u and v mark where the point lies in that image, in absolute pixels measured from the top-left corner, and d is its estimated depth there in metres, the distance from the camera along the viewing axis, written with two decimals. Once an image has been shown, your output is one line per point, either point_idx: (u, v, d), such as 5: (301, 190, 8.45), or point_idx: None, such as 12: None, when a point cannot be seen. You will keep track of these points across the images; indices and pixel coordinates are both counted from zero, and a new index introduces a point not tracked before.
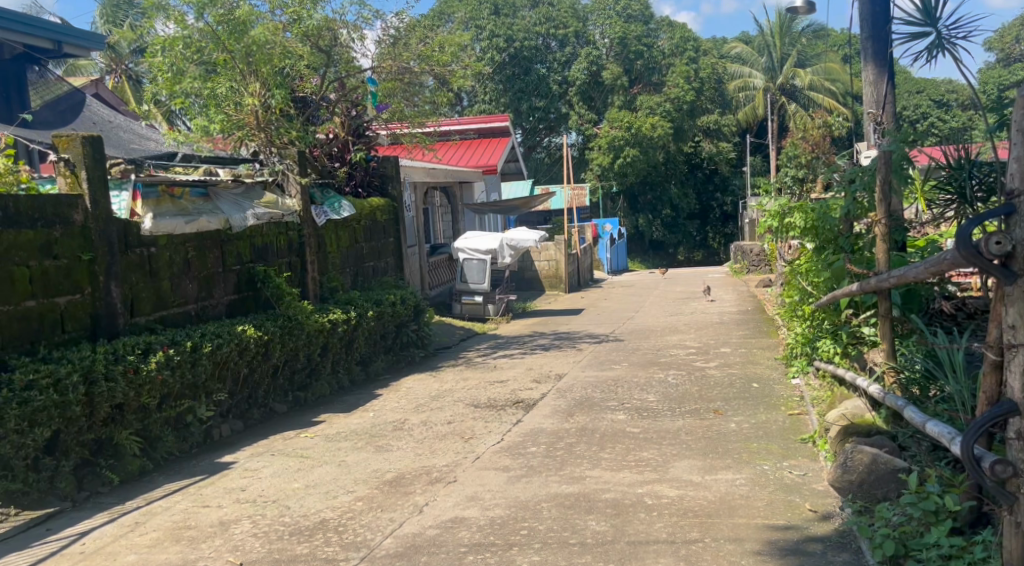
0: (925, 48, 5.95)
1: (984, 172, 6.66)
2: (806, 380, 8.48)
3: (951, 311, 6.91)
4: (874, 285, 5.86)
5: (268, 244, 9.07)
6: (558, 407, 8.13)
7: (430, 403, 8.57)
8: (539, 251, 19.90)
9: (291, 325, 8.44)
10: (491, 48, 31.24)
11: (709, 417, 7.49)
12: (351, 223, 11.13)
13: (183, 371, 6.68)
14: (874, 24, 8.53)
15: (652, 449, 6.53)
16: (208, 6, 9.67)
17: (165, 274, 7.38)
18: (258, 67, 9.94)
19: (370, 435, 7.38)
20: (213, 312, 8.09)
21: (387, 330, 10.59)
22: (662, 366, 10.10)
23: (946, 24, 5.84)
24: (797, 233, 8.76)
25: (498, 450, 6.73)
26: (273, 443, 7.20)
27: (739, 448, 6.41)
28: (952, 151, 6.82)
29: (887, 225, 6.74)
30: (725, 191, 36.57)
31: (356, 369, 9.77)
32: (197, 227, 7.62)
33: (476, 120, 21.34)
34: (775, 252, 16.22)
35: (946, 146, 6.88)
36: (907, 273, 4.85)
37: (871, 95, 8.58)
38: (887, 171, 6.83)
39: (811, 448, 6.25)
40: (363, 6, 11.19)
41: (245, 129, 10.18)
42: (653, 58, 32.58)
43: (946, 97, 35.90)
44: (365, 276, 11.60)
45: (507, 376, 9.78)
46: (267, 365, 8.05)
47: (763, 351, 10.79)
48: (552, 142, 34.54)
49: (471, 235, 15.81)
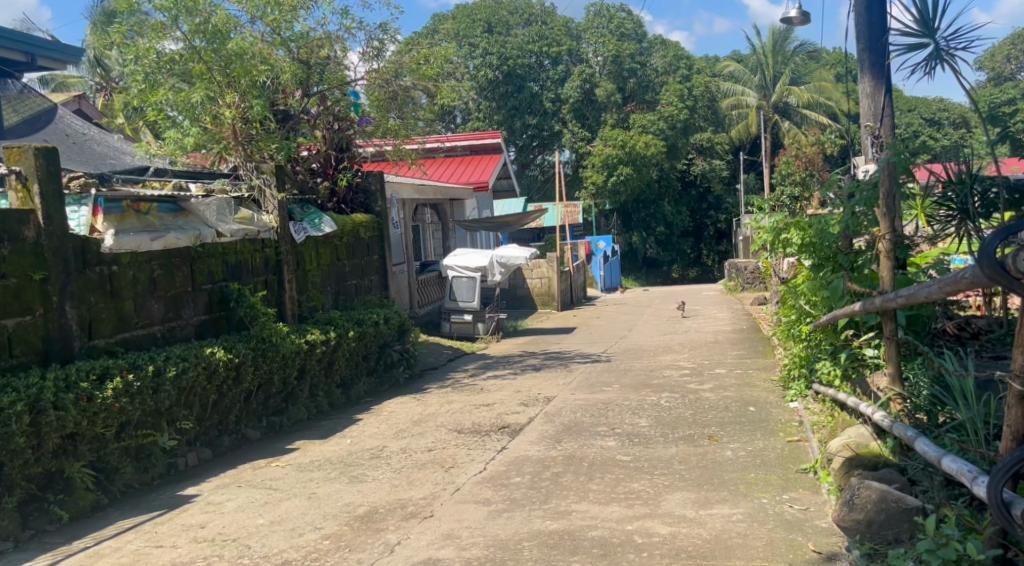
0: (923, 60, 5.83)
1: (984, 188, 6.47)
2: (805, 404, 8.10)
3: (954, 331, 6.61)
4: (879, 306, 5.48)
5: (242, 261, 8.65)
6: (546, 433, 7.73)
7: (412, 429, 8.15)
8: (531, 269, 19.50)
9: (264, 347, 8.06)
10: (484, 66, 30.96)
11: (704, 443, 7.10)
12: (333, 240, 10.75)
13: (144, 398, 6.30)
14: (871, 33, 8.12)
15: (644, 480, 6.13)
16: (183, 12, 9.27)
17: (128, 293, 6.99)
18: (237, 78, 9.57)
19: (345, 465, 6.96)
20: (181, 333, 7.69)
21: (370, 351, 10.17)
22: (655, 388, 9.70)
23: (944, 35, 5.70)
24: (795, 251, 8.41)
25: (479, 481, 6.32)
26: (240, 473, 6.78)
27: (736, 479, 6.02)
28: (951, 167, 6.62)
29: (891, 241, 6.33)
30: (718, 209, 36.29)
31: (336, 392, 9.36)
32: (166, 243, 7.30)
33: (467, 137, 21.00)
34: (770, 269, 15.88)
35: (946, 161, 6.67)
36: (917, 295, 4.48)
37: (870, 108, 8.30)
38: (891, 182, 6.34)
39: (813, 479, 5.87)
40: (347, 18, 10.85)
41: (220, 143, 9.66)
42: (647, 76, 32.44)
43: (937, 116, 35.84)
44: (347, 295, 11.20)
45: (494, 399, 9.37)
46: (239, 389, 7.66)
47: (759, 372, 10.41)
48: (545, 159, 34.27)
49: (461, 252, 15.41)
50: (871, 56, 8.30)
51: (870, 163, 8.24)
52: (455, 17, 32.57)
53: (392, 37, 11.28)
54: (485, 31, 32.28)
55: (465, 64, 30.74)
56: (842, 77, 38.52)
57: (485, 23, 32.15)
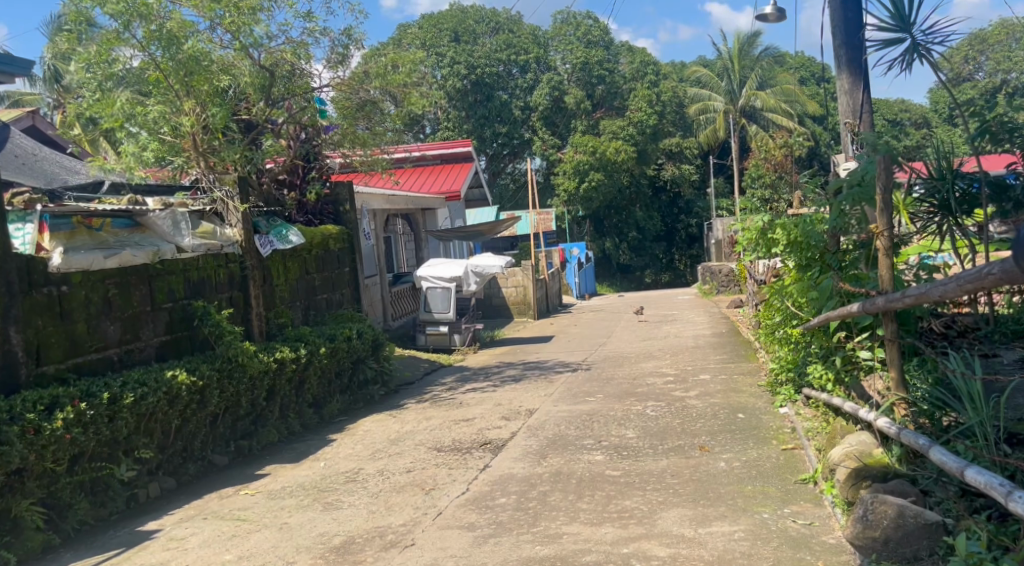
0: (901, 53, 6.32)
1: (966, 184, 6.25)
2: (796, 409, 7.81)
3: (941, 331, 6.19)
4: (881, 305, 5.19)
5: (205, 278, 8.24)
6: (530, 448, 7.38)
7: (389, 448, 7.76)
8: (506, 278, 19.13)
9: (230, 368, 7.65)
10: (452, 75, 30.60)
11: (695, 455, 6.78)
12: (301, 252, 10.34)
13: (98, 427, 6.01)
14: (847, 30, 7.96)
15: (636, 496, 5.79)
16: (137, 17, 8.77)
17: (79, 315, 6.63)
18: (196, 86, 9.09)
19: (319, 490, 6.57)
20: (141, 356, 7.27)
21: (342, 368, 9.76)
22: (640, 397, 9.37)
23: (920, 30, 6.24)
24: (778, 253, 8.15)
25: (462, 504, 5.96)
26: (206, 503, 6.38)
27: (732, 492, 5.70)
28: (928, 164, 6.36)
29: (889, 238, 5.86)
30: (690, 214, 36.14)
31: (309, 412, 8.95)
32: (120, 260, 6.90)
33: (437, 146, 20.62)
34: (746, 272, 15.68)
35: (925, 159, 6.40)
36: (935, 292, 4.24)
37: (847, 105, 8.11)
38: (887, 175, 5.82)
39: (814, 490, 5.57)
40: (310, 22, 10.43)
41: (180, 155, 9.38)
42: (615, 82, 32.33)
43: (899, 116, 36.05)
44: (318, 309, 10.78)
45: (473, 414, 9.00)
46: (204, 412, 7.24)
47: (744, 377, 10.12)
48: (516, 168, 33.97)
49: (434, 262, 14.96)
50: (848, 52, 8.05)
51: (849, 161, 8.03)
52: (421, 27, 32.19)
53: (356, 43, 10.94)
54: (452, 40, 31.71)
55: (433, 73, 30.35)
56: (805, 80, 38.67)
57: (452, 31, 31.73)
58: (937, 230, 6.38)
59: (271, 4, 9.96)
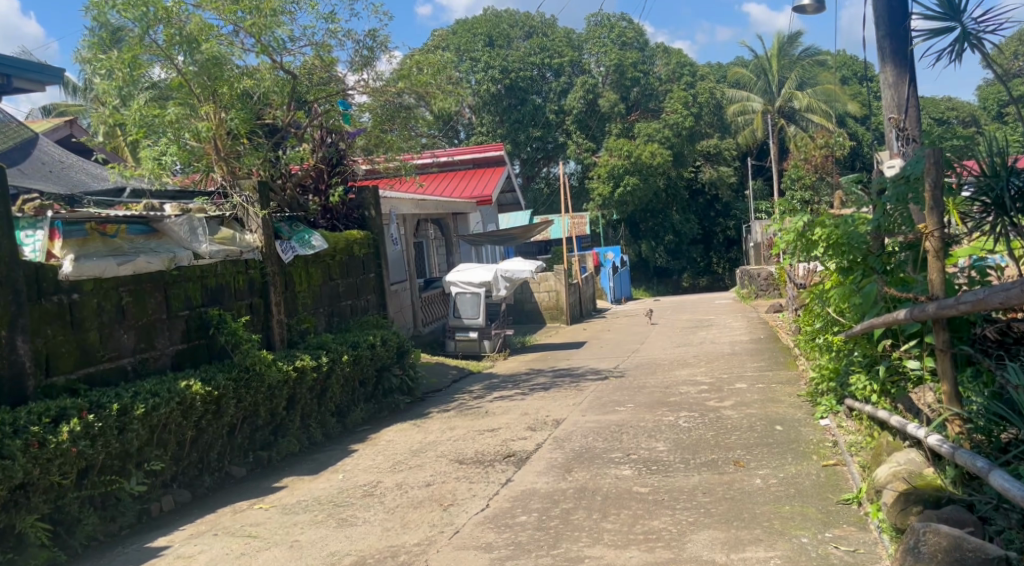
0: (951, 42, 5.99)
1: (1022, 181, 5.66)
2: (838, 421, 7.42)
3: (996, 337, 5.31)
4: (933, 312, 4.85)
5: (223, 285, 8.04)
6: (555, 461, 7.06)
7: (410, 460, 7.49)
8: (538, 282, 18.82)
9: (247, 377, 7.42)
10: (486, 80, 30.33)
11: (730, 470, 6.42)
12: (324, 258, 10.14)
13: (107, 439, 5.81)
14: (890, 18, 7.62)
15: (665, 516, 5.46)
16: (156, 21, 8.55)
17: (91, 323, 6.45)
18: (218, 90, 8.94)
19: (334, 505, 6.32)
20: (155, 365, 7.09)
21: (366, 376, 9.52)
22: (672, 406, 9.01)
23: (971, 18, 5.91)
24: (819, 256, 7.75)
25: (480, 522, 5.68)
26: (218, 519, 6.16)
27: (768, 512, 5.35)
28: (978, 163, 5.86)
29: (940, 238, 5.49)
30: (727, 216, 35.51)
31: (331, 421, 8.71)
32: (135, 267, 6.67)
33: (469, 151, 20.34)
34: (785, 276, 15.19)
35: (961, 160, 6.03)
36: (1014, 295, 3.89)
37: (891, 99, 7.71)
38: (938, 170, 5.45)
39: (857, 512, 5.20)
40: (334, 23, 10.24)
41: (203, 162, 9.23)
42: (650, 84, 31.94)
43: (946, 116, 35.10)
44: (342, 315, 10.58)
45: (499, 424, 8.71)
46: (220, 423, 7.03)
47: (783, 386, 9.69)
48: (550, 172, 33.67)
49: (464, 268, 14.68)
50: (892, 42, 7.68)
51: (894, 158, 7.66)
52: (454, 33, 31.93)
53: (382, 44, 10.73)
54: (486, 45, 31.56)
55: (467, 79, 30.14)
56: (846, 80, 37.98)
57: (486, 36, 31.52)
58: (988, 231, 5.85)
59: (293, 6, 9.77)
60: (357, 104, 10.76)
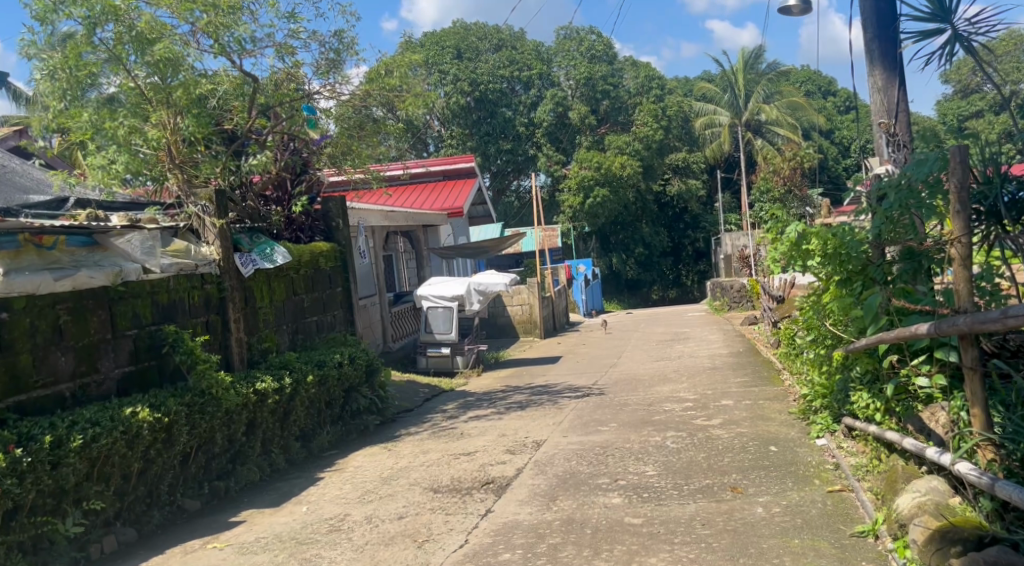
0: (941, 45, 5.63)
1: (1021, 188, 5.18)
2: (837, 442, 6.95)
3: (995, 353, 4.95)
4: (964, 326, 4.38)
5: (176, 301, 7.42)
6: (538, 489, 6.53)
7: (380, 489, 6.92)
8: (511, 295, 18.30)
9: (202, 401, 6.82)
10: (455, 92, 29.81)
11: (727, 498, 5.92)
12: (287, 272, 9.52)
13: (38, 476, 5.24)
14: (880, 21, 7.21)
15: (663, 553, 4.95)
16: (104, 19, 7.99)
17: (23, 346, 5.84)
18: (172, 92, 8.33)
19: (297, 543, 5.74)
20: (98, 390, 6.47)
21: (333, 397, 8.91)
22: (658, 426, 8.50)
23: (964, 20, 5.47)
24: (812, 267, 7.27)
25: (458, 561, 5.14)
26: (167, 562, 5.59)
27: (778, 547, 4.87)
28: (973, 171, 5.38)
29: (966, 245, 5.05)
30: (697, 229, 35.26)
31: (295, 446, 8.09)
32: (74, 282, 6.12)
33: (440, 162, 19.82)
34: (762, 289, 14.83)
35: None
36: None
37: (880, 103, 7.32)
38: (963, 170, 5.00)
39: (877, 548, 4.74)
40: (296, 25, 9.65)
41: (156, 170, 8.55)
42: (620, 97, 31.67)
43: None
44: (307, 332, 9.96)
45: (475, 447, 8.15)
46: (171, 452, 6.41)
47: (771, 403, 9.23)
48: (521, 185, 33.27)
49: (434, 281, 14.11)
50: (881, 46, 7.28)
51: (885, 164, 7.24)
52: (423, 44, 31.41)
53: (348, 46, 10.18)
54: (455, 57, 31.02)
55: (436, 91, 29.58)
56: (811, 94, 38.07)
57: (454, 49, 30.79)
58: (981, 240, 5.35)
59: (253, 4, 9.18)
60: (322, 110, 10.19)
